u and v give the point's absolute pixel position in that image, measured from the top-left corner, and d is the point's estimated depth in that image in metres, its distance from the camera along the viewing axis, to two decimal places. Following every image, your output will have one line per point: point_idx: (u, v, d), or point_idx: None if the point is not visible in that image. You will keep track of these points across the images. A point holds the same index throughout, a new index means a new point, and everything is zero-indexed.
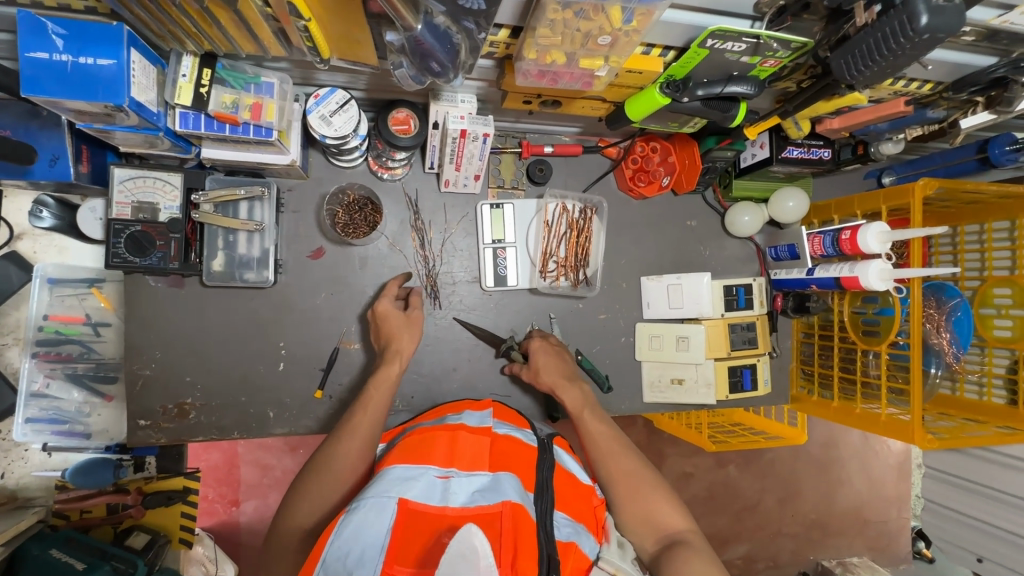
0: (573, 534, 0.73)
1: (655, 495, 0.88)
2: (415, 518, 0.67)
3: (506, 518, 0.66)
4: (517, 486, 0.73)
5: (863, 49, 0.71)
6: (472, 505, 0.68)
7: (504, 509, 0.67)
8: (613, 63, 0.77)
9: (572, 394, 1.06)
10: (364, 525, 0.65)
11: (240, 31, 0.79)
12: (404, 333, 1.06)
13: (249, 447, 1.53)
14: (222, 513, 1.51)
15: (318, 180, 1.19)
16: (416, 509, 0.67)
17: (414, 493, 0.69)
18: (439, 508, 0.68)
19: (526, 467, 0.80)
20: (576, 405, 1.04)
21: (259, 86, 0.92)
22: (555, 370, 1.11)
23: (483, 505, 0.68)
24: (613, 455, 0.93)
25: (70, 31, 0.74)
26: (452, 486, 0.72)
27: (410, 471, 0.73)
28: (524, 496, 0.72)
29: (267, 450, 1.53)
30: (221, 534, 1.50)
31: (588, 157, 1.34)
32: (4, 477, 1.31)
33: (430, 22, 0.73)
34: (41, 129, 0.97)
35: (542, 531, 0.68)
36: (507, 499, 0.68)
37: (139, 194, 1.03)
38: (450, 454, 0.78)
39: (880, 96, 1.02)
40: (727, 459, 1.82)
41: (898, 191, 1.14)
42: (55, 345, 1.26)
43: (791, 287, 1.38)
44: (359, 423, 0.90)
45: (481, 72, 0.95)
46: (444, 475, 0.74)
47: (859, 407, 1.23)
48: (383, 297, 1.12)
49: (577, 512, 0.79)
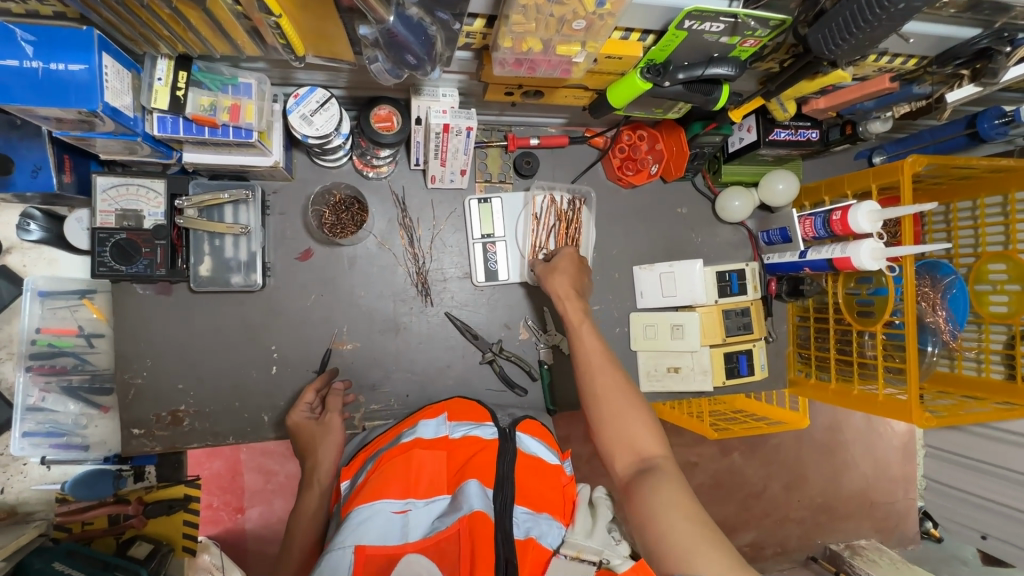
0: (532, 528, 0.76)
1: (635, 419, 0.88)
2: (375, 561, 0.69)
3: (462, 535, 0.70)
4: (478, 492, 0.75)
5: (839, 22, 0.71)
6: (432, 534, 0.72)
7: (461, 527, 0.71)
8: (591, 49, 0.77)
9: (576, 308, 1.05)
10: None
11: (213, 32, 0.78)
12: (323, 443, 1.04)
13: (250, 453, 1.49)
14: (227, 521, 1.49)
15: (304, 181, 1.18)
16: (375, 552, 0.70)
17: (369, 538, 0.71)
18: (397, 545, 0.71)
19: (487, 468, 0.81)
20: (576, 315, 1.03)
21: (237, 88, 0.91)
22: (569, 280, 1.10)
23: (442, 530, 0.72)
24: (601, 373, 0.93)
25: (39, 37, 0.73)
26: (411, 520, 0.75)
27: (366, 511, 0.74)
28: (485, 499, 0.75)
29: (269, 455, 1.49)
30: (227, 542, 1.49)
31: (575, 148, 1.33)
32: (4, 493, 1.30)
33: (403, 13, 0.72)
34: (22, 140, 0.95)
35: (502, 534, 0.71)
36: (464, 515, 0.72)
37: (122, 202, 1.02)
38: (406, 485, 0.79)
39: (865, 74, 1.01)
40: (732, 447, 1.82)
41: (887, 169, 1.13)
42: (49, 357, 1.25)
43: (784, 271, 1.37)
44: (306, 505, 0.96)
45: (460, 65, 0.94)
46: (402, 508, 0.76)
47: (857, 388, 1.22)
48: (295, 408, 1.09)
49: (540, 500, 0.81)
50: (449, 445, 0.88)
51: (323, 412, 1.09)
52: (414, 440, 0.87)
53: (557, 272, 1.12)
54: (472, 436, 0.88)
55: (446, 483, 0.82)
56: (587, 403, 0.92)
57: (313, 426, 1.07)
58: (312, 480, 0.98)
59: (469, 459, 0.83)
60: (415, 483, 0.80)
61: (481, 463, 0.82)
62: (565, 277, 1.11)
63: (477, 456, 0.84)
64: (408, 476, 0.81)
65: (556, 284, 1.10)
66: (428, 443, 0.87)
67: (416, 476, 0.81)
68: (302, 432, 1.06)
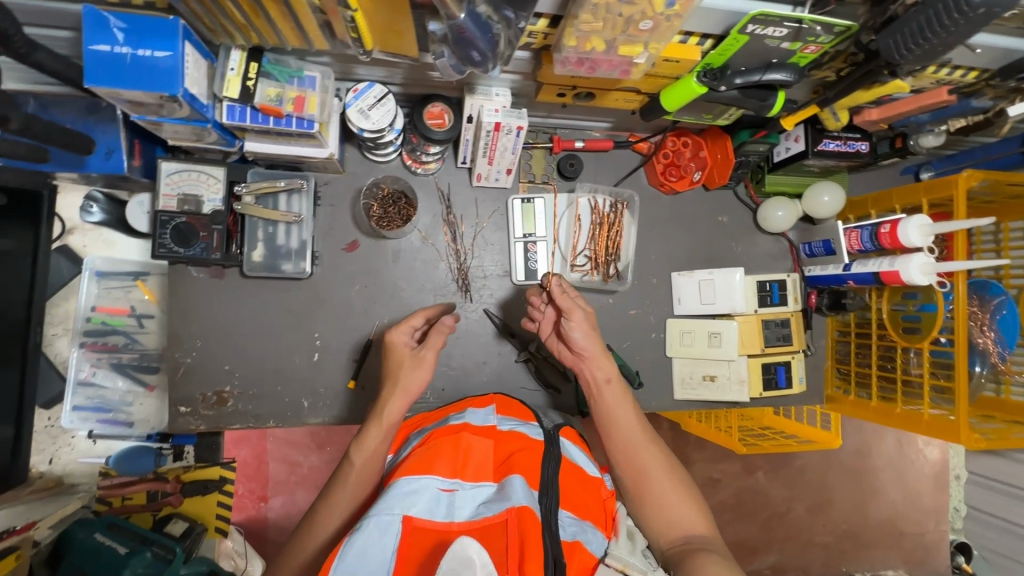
0: (578, 533, 0.77)
1: (681, 493, 0.91)
2: (421, 534, 0.71)
3: (510, 525, 0.70)
4: (524, 487, 0.76)
5: (912, 27, 0.70)
6: (478, 518, 0.73)
7: (509, 517, 0.71)
8: (652, 50, 0.78)
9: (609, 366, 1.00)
10: (369, 544, 0.69)
11: (288, 24, 0.82)
12: (407, 371, 0.93)
13: (277, 443, 1.50)
14: (251, 509, 1.48)
15: (353, 175, 1.22)
16: (421, 525, 0.72)
17: (417, 509, 0.73)
18: (443, 524, 0.73)
19: (531, 467, 0.83)
20: (604, 377, 0.99)
21: (302, 80, 0.94)
22: (593, 333, 1.01)
23: (488, 516, 0.73)
24: (643, 447, 0.94)
25: (129, 24, 0.77)
26: (457, 500, 0.77)
27: (414, 483, 0.76)
28: (530, 496, 0.75)
29: (294, 446, 1.51)
30: (250, 529, 1.47)
31: (619, 153, 1.34)
32: (52, 463, 1.35)
33: (473, 11, 0.73)
34: (98, 123, 0.98)
35: (548, 532, 0.72)
36: (512, 506, 0.72)
37: (184, 186, 1.07)
38: (454, 465, 0.82)
39: (922, 85, 1.00)
40: (756, 465, 1.79)
41: (939, 183, 1.11)
42: (101, 335, 1.31)
43: (826, 284, 1.35)
44: (370, 437, 0.89)
45: (517, 65, 0.96)
46: (449, 488, 0.78)
47: (901, 407, 1.19)
48: (397, 327, 0.98)
49: (584, 509, 0.83)
50: (496, 435, 0.91)
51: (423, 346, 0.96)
52: (462, 425, 0.91)
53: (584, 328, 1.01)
54: (519, 432, 0.92)
55: (492, 472, 0.84)
56: (631, 478, 0.93)
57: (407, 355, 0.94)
58: (380, 414, 0.90)
59: (512, 454, 0.86)
60: (463, 467, 0.83)
61: (525, 460, 0.84)
62: (584, 332, 0.99)
63: (521, 452, 0.86)
64: (455, 458, 0.83)
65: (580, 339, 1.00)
66: (476, 429, 0.91)
67: (465, 460, 0.84)
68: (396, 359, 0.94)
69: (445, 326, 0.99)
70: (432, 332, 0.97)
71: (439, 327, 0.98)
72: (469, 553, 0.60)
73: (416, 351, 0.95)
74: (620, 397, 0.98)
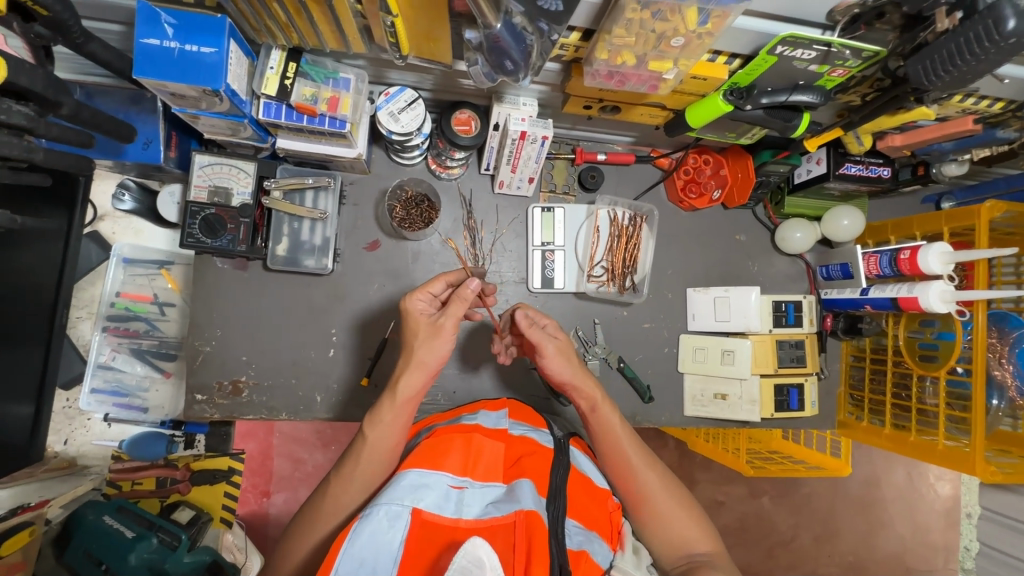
0: (585, 543, 0.76)
1: (681, 515, 0.91)
2: (428, 529, 0.71)
3: (518, 528, 0.70)
4: (533, 492, 0.77)
5: (942, 54, 0.71)
6: (486, 518, 0.73)
7: (517, 519, 0.71)
8: (682, 66, 0.80)
9: (595, 395, 0.95)
10: (379, 533, 0.70)
11: (330, 27, 0.85)
12: (420, 342, 0.87)
13: (283, 439, 1.52)
14: (253, 503, 1.48)
15: (379, 176, 1.24)
16: (429, 519, 0.72)
17: (426, 503, 0.74)
18: (452, 520, 0.73)
19: (540, 472, 0.83)
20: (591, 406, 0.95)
21: (337, 81, 0.97)
22: (573, 361, 0.95)
23: (497, 516, 0.73)
24: (638, 472, 0.93)
25: (179, 21, 0.80)
26: (465, 498, 0.77)
27: (424, 478, 0.77)
28: (538, 501, 0.76)
29: (300, 443, 1.53)
30: (252, 524, 1.47)
31: (640, 167, 1.36)
32: (66, 444, 1.36)
33: (509, 21, 0.76)
34: (140, 114, 1.02)
35: (555, 539, 0.72)
36: (521, 509, 0.72)
37: (216, 179, 1.09)
38: (464, 464, 0.83)
39: (947, 114, 1.00)
40: (762, 490, 1.77)
41: (961, 212, 1.11)
42: (124, 320, 1.34)
43: (842, 307, 1.35)
44: (387, 415, 0.86)
45: (547, 76, 0.99)
46: (458, 485, 0.79)
47: (915, 436, 1.18)
48: (416, 293, 0.90)
49: (591, 519, 0.83)
50: (507, 438, 0.92)
51: (441, 313, 0.87)
52: (475, 425, 0.91)
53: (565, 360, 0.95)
54: (530, 437, 0.93)
55: (501, 473, 0.84)
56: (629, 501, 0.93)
57: (423, 324, 0.87)
58: (395, 390, 0.87)
59: (522, 457, 0.87)
60: (474, 465, 0.83)
61: (535, 463, 0.85)
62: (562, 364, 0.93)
63: (531, 455, 0.87)
64: (467, 455, 0.84)
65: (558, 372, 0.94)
66: (488, 430, 0.91)
67: (476, 458, 0.84)
68: (412, 326, 0.88)
69: (468, 294, 0.87)
70: (451, 298, 0.87)
71: (459, 295, 0.87)
72: (478, 555, 0.60)
73: (433, 319, 0.87)
74: (611, 422, 0.94)
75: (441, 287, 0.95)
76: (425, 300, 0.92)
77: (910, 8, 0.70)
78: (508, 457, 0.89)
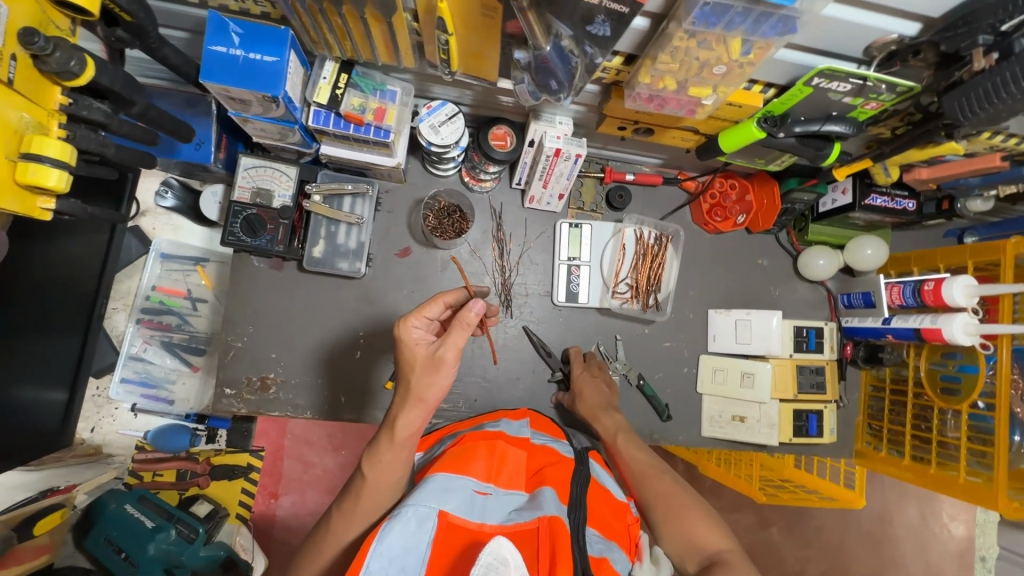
0: (604, 550, 0.77)
1: (690, 514, 0.90)
2: (454, 532, 0.72)
3: (541, 533, 0.72)
4: (555, 499, 0.78)
5: (978, 92, 0.74)
6: (510, 523, 0.75)
7: (541, 526, 0.73)
8: (721, 93, 0.83)
9: (610, 418, 1.15)
10: (407, 533, 0.70)
11: (385, 43, 0.89)
12: (418, 375, 0.79)
13: (294, 441, 1.49)
14: (261, 504, 1.45)
15: (413, 185, 1.28)
16: (456, 523, 0.73)
17: (452, 506, 0.74)
18: (477, 524, 0.74)
19: (561, 481, 0.85)
20: (608, 431, 1.12)
21: (383, 93, 1.02)
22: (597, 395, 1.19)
23: (521, 523, 0.75)
24: (646, 478, 0.98)
25: (245, 30, 0.85)
26: (489, 503, 0.78)
27: (450, 481, 0.78)
28: (560, 509, 0.77)
29: (310, 446, 1.50)
30: (260, 526, 1.44)
31: (666, 189, 1.39)
32: (93, 432, 1.38)
33: (557, 44, 0.80)
34: (195, 116, 1.06)
35: (577, 545, 0.73)
36: (544, 515, 0.74)
37: (259, 181, 1.13)
38: (488, 471, 0.84)
39: (975, 150, 1.03)
40: (770, 519, 1.75)
41: (987, 247, 1.12)
42: (157, 313, 1.39)
43: (863, 336, 1.35)
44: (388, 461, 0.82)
45: (586, 97, 1.03)
46: (482, 490, 0.80)
47: (935, 467, 1.18)
48: (410, 321, 0.84)
49: (610, 530, 0.83)
50: (529, 447, 0.94)
51: (439, 343, 0.79)
52: (498, 432, 0.93)
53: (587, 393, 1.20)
54: (551, 447, 0.95)
55: (523, 484, 0.86)
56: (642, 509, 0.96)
57: (421, 356, 0.79)
58: (393, 429, 0.82)
59: (544, 467, 0.89)
60: (498, 473, 0.85)
61: (557, 473, 0.87)
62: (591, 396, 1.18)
63: (552, 466, 0.89)
64: (492, 463, 0.86)
65: (585, 404, 1.19)
66: (511, 438, 0.93)
67: (500, 466, 0.86)
68: (409, 357, 0.81)
69: (469, 319, 0.78)
70: (450, 325, 0.79)
71: (461, 321, 0.78)
72: (504, 554, 0.60)
73: (432, 351, 0.79)
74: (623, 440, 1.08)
75: (439, 310, 0.87)
76: (421, 326, 0.85)
77: (948, 46, 0.72)
78: (530, 467, 0.90)
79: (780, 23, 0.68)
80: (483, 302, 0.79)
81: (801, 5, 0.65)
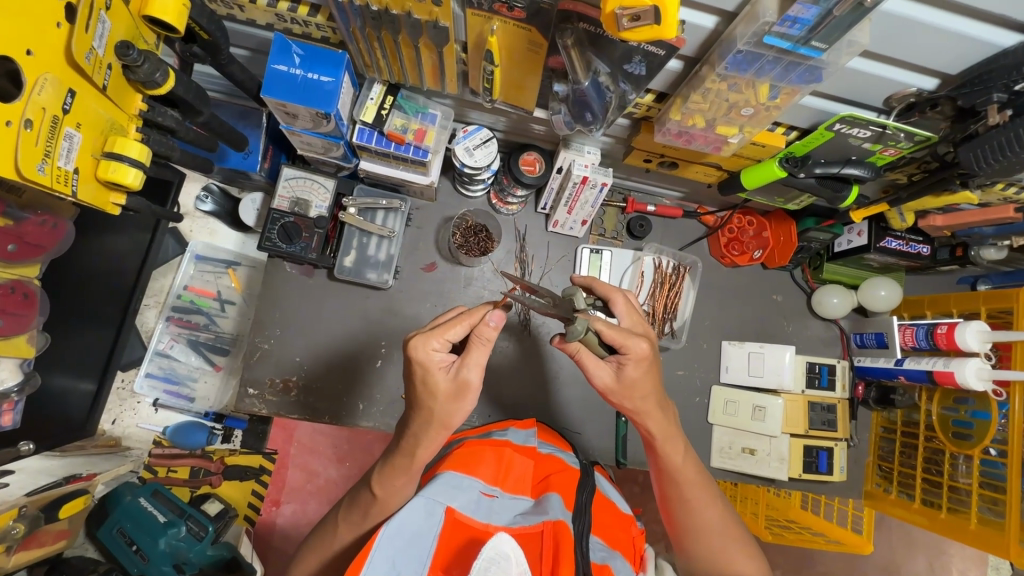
0: (607, 558, 0.78)
1: (737, 552, 0.93)
2: (460, 528, 0.73)
3: (546, 536, 0.73)
4: (560, 505, 0.80)
5: (993, 145, 0.78)
6: (516, 526, 0.77)
7: (545, 529, 0.74)
8: (747, 133, 0.88)
9: (659, 415, 0.88)
10: (415, 528, 0.72)
11: (432, 71, 0.95)
12: (442, 404, 0.75)
13: (300, 449, 1.50)
14: (261, 512, 1.45)
15: (444, 204, 1.35)
16: (463, 520, 0.74)
17: (459, 504, 0.76)
18: (483, 523, 0.75)
19: (567, 488, 0.87)
20: (658, 435, 0.90)
21: (425, 116, 1.08)
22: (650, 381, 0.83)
23: (526, 526, 0.76)
24: (702, 510, 0.93)
25: (306, 52, 0.92)
26: (495, 505, 0.81)
27: (459, 481, 0.80)
28: (565, 514, 0.79)
29: (316, 454, 1.50)
30: (260, 534, 1.44)
31: (685, 221, 1.44)
32: (114, 424, 1.42)
33: (595, 80, 0.86)
34: (247, 128, 1.14)
35: (581, 550, 0.73)
36: (549, 519, 0.76)
37: (298, 191, 1.18)
38: (496, 474, 0.87)
39: (990, 200, 1.06)
40: (773, 561, 1.71)
41: (999, 294, 1.15)
42: (187, 312, 1.44)
43: (875, 376, 1.36)
44: (400, 478, 0.82)
45: (616, 130, 1.08)
46: (487, 493, 0.82)
47: (945, 510, 1.18)
48: (422, 338, 0.74)
49: (614, 539, 0.85)
50: (537, 456, 0.95)
51: (460, 366, 0.74)
52: (506, 441, 0.95)
53: (637, 390, 0.83)
54: (558, 456, 0.96)
55: (529, 490, 0.88)
56: (687, 533, 0.95)
57: (445, 387, 0.74)
58: (409, 453, 0.80)
59: (549, 475, 0.90)
60: (506, 478, 0.88)
61: (562, 481, 0.88)
62: (641, 400, 0.84)
63: (559, 473, 0.90)
64: (499, 468, 0.89)
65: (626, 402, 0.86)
66: (518, 447, 0.95)
67: (507, 471, 0.89)
68: (430, 386, 0.75)
69: (487, 335, 0.73)
70: (468, 343, 0.74)
71: (478, 338, 0.73)
72: (504, 549, 0.59)
73: (454, 376, 0.74)
74: (678, 455, 0.91)
75: (463, 330, 0.76)
76: (442, 349, 0.75)
77: (964, 101, 0.76)
78: (537, 475, 0.93)
79: (807, 73, 0.73)
80: (499, 313, 0.74)
81: (827, 57, 0.70)
